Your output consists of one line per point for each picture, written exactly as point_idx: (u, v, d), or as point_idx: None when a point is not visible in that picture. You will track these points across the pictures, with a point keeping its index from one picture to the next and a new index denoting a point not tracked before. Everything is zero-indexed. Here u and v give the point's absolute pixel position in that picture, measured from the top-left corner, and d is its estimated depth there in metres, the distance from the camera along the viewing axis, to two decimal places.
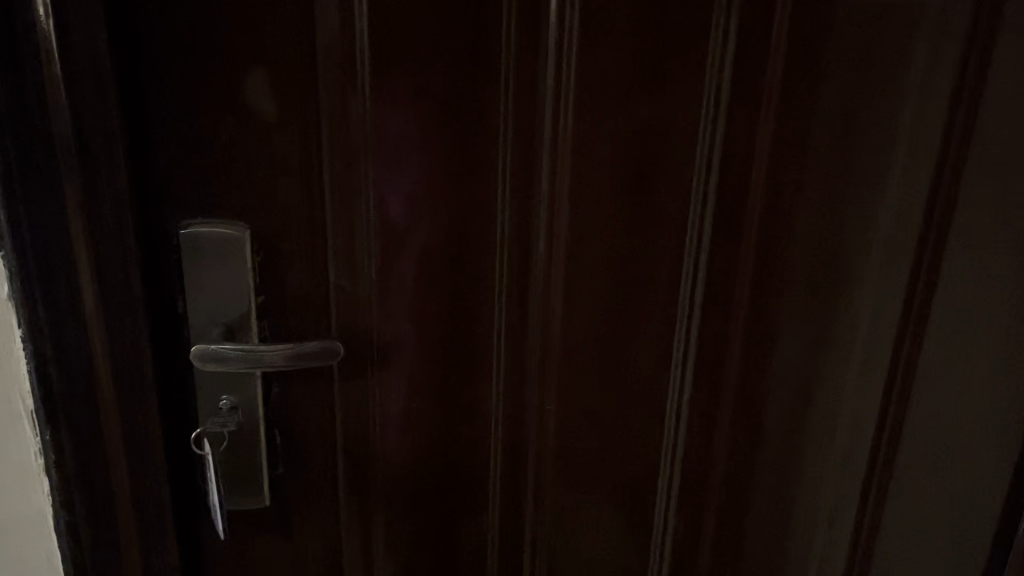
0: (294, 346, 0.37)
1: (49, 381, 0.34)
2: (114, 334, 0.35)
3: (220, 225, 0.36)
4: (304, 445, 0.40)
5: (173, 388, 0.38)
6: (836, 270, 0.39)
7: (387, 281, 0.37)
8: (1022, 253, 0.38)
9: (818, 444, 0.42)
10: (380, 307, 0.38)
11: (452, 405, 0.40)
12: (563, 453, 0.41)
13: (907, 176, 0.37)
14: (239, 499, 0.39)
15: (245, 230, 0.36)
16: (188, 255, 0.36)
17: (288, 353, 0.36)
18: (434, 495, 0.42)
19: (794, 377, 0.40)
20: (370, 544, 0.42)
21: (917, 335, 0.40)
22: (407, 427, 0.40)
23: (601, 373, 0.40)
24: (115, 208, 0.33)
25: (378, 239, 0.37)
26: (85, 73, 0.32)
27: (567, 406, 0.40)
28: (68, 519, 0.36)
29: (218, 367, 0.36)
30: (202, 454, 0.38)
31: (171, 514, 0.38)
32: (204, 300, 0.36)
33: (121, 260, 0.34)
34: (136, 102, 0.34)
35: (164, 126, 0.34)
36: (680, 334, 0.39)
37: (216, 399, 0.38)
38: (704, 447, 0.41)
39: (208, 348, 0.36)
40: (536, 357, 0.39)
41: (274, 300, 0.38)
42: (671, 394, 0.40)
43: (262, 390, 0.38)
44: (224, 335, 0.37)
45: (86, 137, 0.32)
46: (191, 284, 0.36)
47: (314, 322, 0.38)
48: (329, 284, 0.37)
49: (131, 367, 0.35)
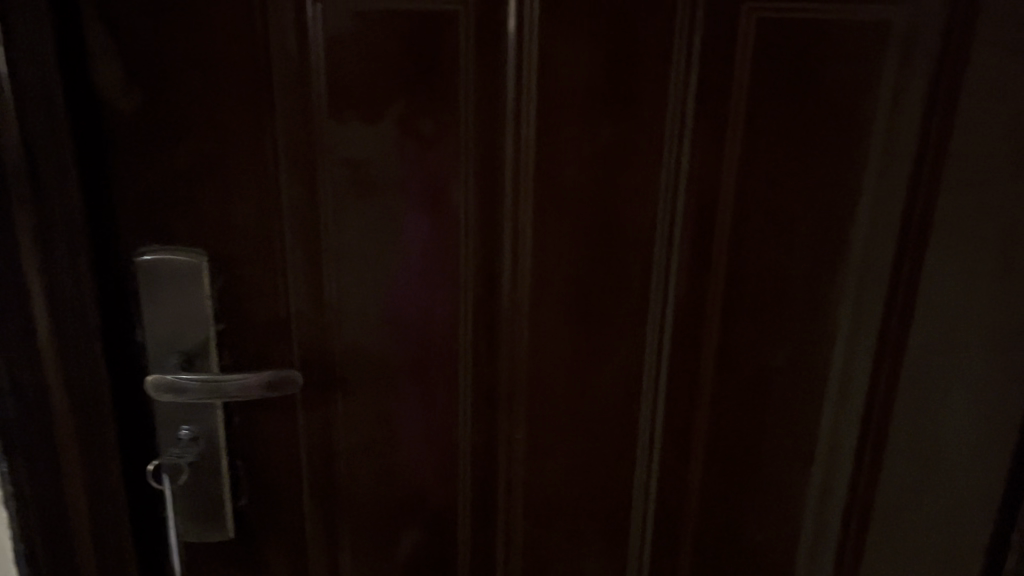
0: (256, 376, 0.36)
1: (3, 412, 0.34)
2: (70, 364, 0.34)
3: (177, 251, 0.35)
4: (267, 469, 0.39)
5: (133, 418, 0.37)
6: (811, 288, 0.38)
7: (350, 303, 0.37)
8: (1003, 268, 0.37)
9: (798, 465, 0.41)
10: (342, 328, 0.37)
11: (420, 432, 0.39)
12: (534, 475, 0.40)
13: (882, 190, 0.36)
14: (202, 529, 0.39)
15: (203, 257, 0.35)
16: (145, 283, 0.35)
17: (249, 383, 0.36)
18: (404, 522, 0.40)
19: (771, 398, 0.39)
20: (338, 569, 0.41)
21: (897, 353, 0.39)
22: (373, 453, 0.39)
23: (571, 395, 0.39)
24: (68, 235, 0.33)
25: (338, 260, 0.36)
26: (35, 97, 0.31)
27: (537, 428, 0.39)
28: (26, 551, 0.35)
29: (177, 398, 0.35)
30: (162, 485, 0.37)
31: (132, 546, 0.37)
32: (162, 329, 0.36)
33: (76, 288, 0.33)
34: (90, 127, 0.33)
35: (119, 151, 0.34)
36: (652, 353, 0.38)
37: (176, 427, 0.37)
38: (679, 468, 0.40)
39: (167, 379, 0.35)
40: (504, 379, 0.38)
41: (235, 323, 0.37)
42: (644, 415, 0.39)
43: (222, 419, 0.37)
44: (182, 363, 0.36)
45: (37, 162, 0.32)
46: (148, 312, 0.35)
47: (276, 345, 0.37)
48: (290, 307, 0.37)
49: (88, 398, 0.34)
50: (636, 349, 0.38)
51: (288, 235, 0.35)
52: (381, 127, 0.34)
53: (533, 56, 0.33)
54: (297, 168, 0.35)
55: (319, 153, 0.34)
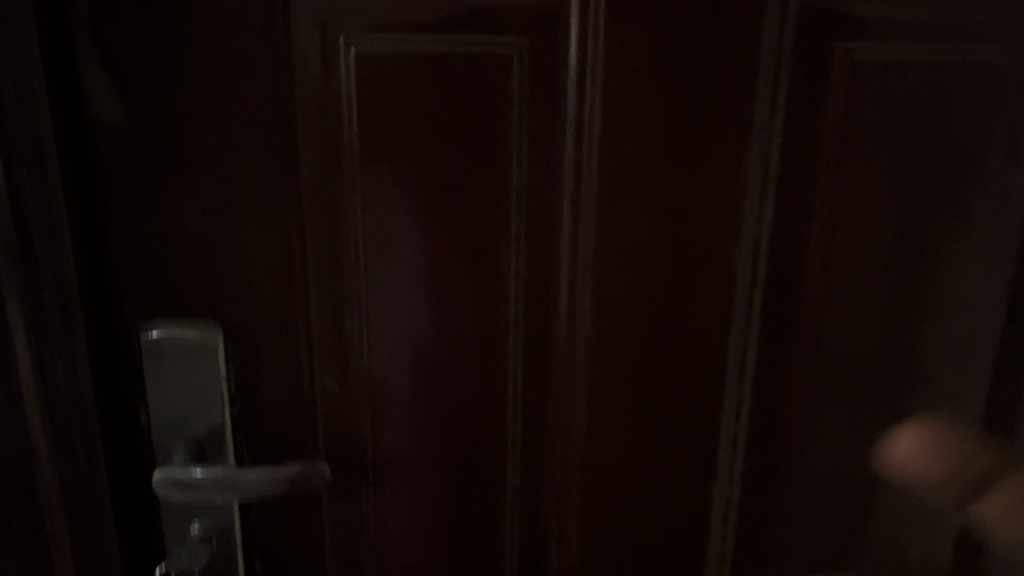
0: (278, 471, 0.32)
1: None
2: (65, 460, 0.29)
3: (187, 326, 0.31)
4: (286, 556, 0.35)
5: (135, 507, 0.33)
6: (911, 366, 0.33)
7: (382, 378, 0.32)
8: None
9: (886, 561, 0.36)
10: (374, 407, 0.33)
11: (459, 521, 0.34)
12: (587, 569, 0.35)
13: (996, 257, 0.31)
14: None
15: (217, 332, 0.31)
16: (150, 364, 0.31)
17: (271, 479, 0.31)
18: None
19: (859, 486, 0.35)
20: None
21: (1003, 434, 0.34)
22: (406, 541, 0.35)
23: (632, 484, 0.34)
24: (63, 310, 0.28)
25: (371, 330, 0.32)
26: (24, 152, 0.26)
27: (592, 521, 0.34)
28: None
29: (188, 495, 0.31)
30: None
31: None
32: (168, 415, 0.31)
33: (72, 371, 0.28)
34: (86, 183, 0.29)
35: (119, 211, 0.30)
36: (725, 436, 0.34)
37: (184, 524, 0.32)
38: (748, 557, 0.36)
39: (177, 472, 0.31)
40: (554, 460, 0.34)
41: (252, 401, 0.32)
42: (713, 505, 0.35)
43: (237, 514, 0.33)
44: (191, 453, 0.32)
45: (28, 227, 0.26)
46: (153, 397, 0.31)
47: (299, 425, 0.33)
48: (315, 383, 0.32)
49: (84, 495, 0.29)
50: (707, 428, 0.34)
51: (313, 302, 0.31)
52: (421, 183, 0.30)
53: (596, 102, 0.29)
54: (325, 228, 0.30)
55: (350, 211, 0.30)
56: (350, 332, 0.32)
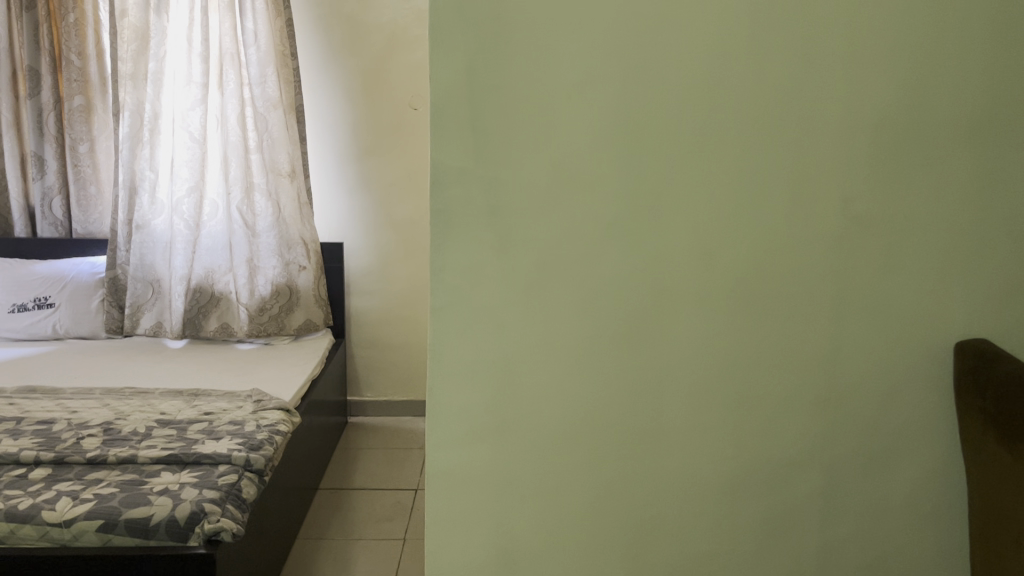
0: (894, 406, 0.75)
1: (870, 368, 0.74)
2: (818, 366, 0.74)
3: (859, 330, 0.73)
4: (850, 422, 0.75)
5: (837, 363, 0.74)
6: (890, 501, 0.77)
7: (868, 371, 0.74)
8: (956, 497, 0.78)
9: (880, 542, 0.78)
10: (894, 364, 0.74)
11: (915, 415, 0.75)
12: (859, 477, 0.76)
13: (936, 485, 0.77)
14: (809, 471, 0.76)
15: (860, 331, 0.73)
16: (840, 329, 0.73)
17: (888, 402, 0.75)
18: (872, 465, 0.76)
19: (903, 504, 0.77)
20: (848, 449, 0.76)
21: (930, 537, 0.78)
22: (874, 412, 0.75)
23: (888, 422, 0.75)
24: (869, 277, 0.72)
25: (886, 345, 0.74)
26: (879, 206, 0.71)
27: (875, 448, 0.76)
28: (762, 433, 0.75)
29: (864, 390, 0.74)
30: (831, 457, 0.76)
31: (828, 429, 0.75)
32: (847, 358, 0.74)
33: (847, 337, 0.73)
34: (852, 235, 0.71)
35: (866, 291, 0.72)
36: (899, 439, 0.76)
37: (792, 475, 0.76)
38: (881, 510, 0.77)
39: (859, 386, 0.74)
40: (904, 442, 0.76)
41: (848, 352, 0.74)
42: (902, 491, 0.77)
43: (854, 431, 0.75)
44: (824, 438, 0.75)
45: (858, 281, 0.72)
46: (840, 354, 0.73)
47: (864, 359, 0.74)
48: (895, 321, 0.73)
49: (833, 349, 0.73)
50: (898, 467, 0.76)
51: (866, 324, 0.73)
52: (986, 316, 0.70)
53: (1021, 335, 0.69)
54: (882, 304, 0.73)
55: (892, 302, 0.73)
56: (875, 346, 0.73)
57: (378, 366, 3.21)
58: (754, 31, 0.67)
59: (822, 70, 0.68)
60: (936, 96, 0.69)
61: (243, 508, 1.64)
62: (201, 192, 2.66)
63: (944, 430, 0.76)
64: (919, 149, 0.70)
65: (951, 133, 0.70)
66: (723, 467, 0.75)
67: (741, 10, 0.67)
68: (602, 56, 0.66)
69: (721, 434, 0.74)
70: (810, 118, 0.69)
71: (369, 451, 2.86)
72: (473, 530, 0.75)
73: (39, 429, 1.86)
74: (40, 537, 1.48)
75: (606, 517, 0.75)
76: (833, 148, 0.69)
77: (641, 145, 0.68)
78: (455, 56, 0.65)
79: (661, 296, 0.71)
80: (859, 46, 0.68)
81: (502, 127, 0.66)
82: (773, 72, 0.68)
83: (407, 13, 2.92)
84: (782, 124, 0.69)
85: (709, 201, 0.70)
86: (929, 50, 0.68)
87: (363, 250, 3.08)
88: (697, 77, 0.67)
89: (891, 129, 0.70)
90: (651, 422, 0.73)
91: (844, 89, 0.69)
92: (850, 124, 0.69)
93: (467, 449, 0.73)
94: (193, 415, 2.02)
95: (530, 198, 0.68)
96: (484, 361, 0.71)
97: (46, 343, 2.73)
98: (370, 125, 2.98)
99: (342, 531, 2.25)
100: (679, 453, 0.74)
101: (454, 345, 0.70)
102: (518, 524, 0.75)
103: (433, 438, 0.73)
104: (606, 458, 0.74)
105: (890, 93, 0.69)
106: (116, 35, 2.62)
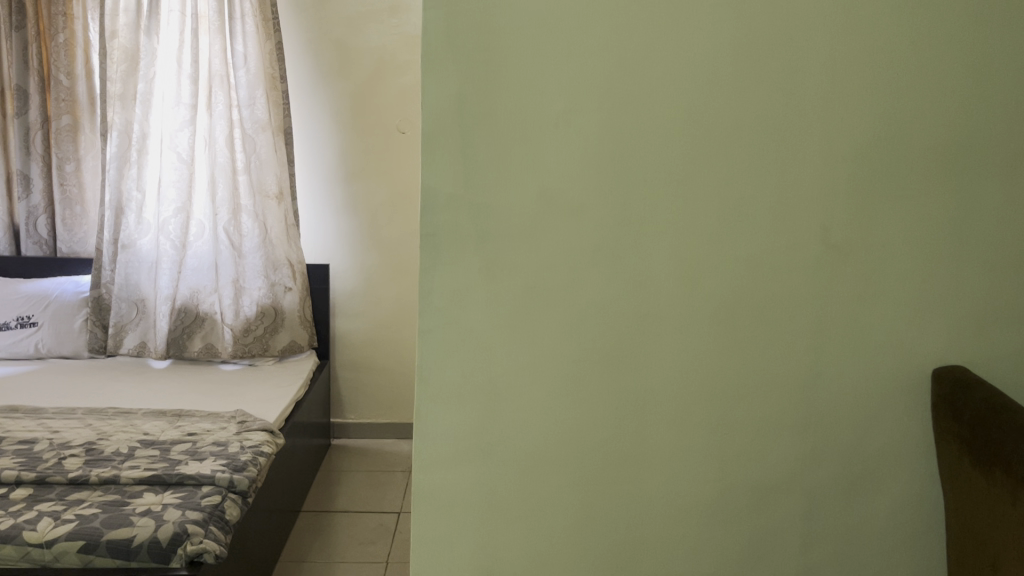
0: (871, 425, 0.77)
1: (848, 388, 0.76)
2: (798, 388, 0.75)
3: (837, 352, 0.75)
4: (829, 441, 0.77)
5: (817, 383, 0.75)
6: (869, 517, 0.79)
7: (845, 392, 0.76)
8: (934, 514, 0.79)
9: (860, 558, 0.79)
10: (870, 384, 0.76)
11: (892, 435, 0.77)
12: (839, 495, 0.78)
13: (913, 502, 0.78)
14: (789, 489, 0.77)
15: (839, 352, 0.75)
16: (819, 352, 0.75)
17: (867, 421, 0.77)
18: (851, 483, 0.78)
19: (881, 521, 0.79)
20: (826, 469, 0.77)
21: (908, 552, 0.79)
22: (852, 433, 0.77)
23: (866, 442, 0.77)
24: (847, 301, 0.74)
25: (863, 369, 0.75)
26: (856, 233, 0.73)
27: (854, 466, 0.77)
28: (744, 452, 0.76)
29: (842, 408, 0.76)
30: (811, 476, 0.77)
31: (806, 449, 0.76)
32: (825, 379, 0.75)
33: (825, 360, 0.75)
34: (831, 259, 0.73)
35: (845, 314, 0.74)
36: (877, 458, 0.77)
37: (774, 493, 0.77)
38: (862, 525, 0.79)
39: (836, 404, 0.76)
40: (881, 460, 0.77)
41: (828, 375, 0.75)
42: (881, 508, 0.78)
43: (834, 450, 0.77)
44: (803, 457, 0.77)
45: (835, 305, 0.74)
46: (819, 375, 0.75)
47: (844, 381, 0.76)
48: (873, 347, 0.75)
49: (813, 371, 0.75)
50: (876, 485, 0.78)
51: (844, 347, 0.75)
52: None
53: None
54: (858, 329, 0.75)
55: (869, 327, 0.75)
56: (853, 368, 0.75)
57: (362, 388, 3.22)
58: (736, 63, 0.69)
59: (802, 99, 0.70)
60: (912, 128, 0.72)
61: (226, 529, 1.64)
62: (187, 213, 2.67)
63: (921, 449, 0.77)
64: (896, 180, 0.72)
65: (925, 162, 0.72)
66: (705, 487, 0.76)
67: (724, 41, 0.69)
68: (589, 86, 0.68)
69: (703, 453, 0.76)
70: (791, 148, 0.71)
71: (352, 473, 2.86)
72: (458, 547, 0.76)
73: (20, 449, 1.85)
74: (20, 558, 1.47)
75: (591, 538, 0.76)
76: (811, 176, 0.72)
77: (626, 173, 0.70)
78: (447, 84, 0.67)
79: (647, 320, 0.73)
80: (837, 79, 0.70)
81: (491, 152, 0.68)
82: (755, 103, 0.70)
83: (397, 38, 2.95)
84: (763, 154, 0.71)
85: (692, 229, 0.72)
86: (905, 82, 0.71)
87: (349, 271, 3.10)
88: (679, 106, 0.69)
89: (870, 160, 0.72)
90: (635, 441, 0.75)
91: (823, 120, 0.71)
92: (829, 153, 0.72)
93: (454, 470, 0.74)
94: (176, 436, 2.01)
95: (517, 223, 0.70)
96: (472, 382, 0.72)
97: (28, 362, 2.71)
98: (358, 148, 3.00)
99: (323, 554, 2.24)
100: (661, 472, 0.75)
101: (442, 365, 0.72)
102: (503, 541, 0.75)
103: (423, 458, 0.74)
104: (590, 477, 0.75)
105: (866, 124, 0.71)
106: (105, 56, 2.65)
